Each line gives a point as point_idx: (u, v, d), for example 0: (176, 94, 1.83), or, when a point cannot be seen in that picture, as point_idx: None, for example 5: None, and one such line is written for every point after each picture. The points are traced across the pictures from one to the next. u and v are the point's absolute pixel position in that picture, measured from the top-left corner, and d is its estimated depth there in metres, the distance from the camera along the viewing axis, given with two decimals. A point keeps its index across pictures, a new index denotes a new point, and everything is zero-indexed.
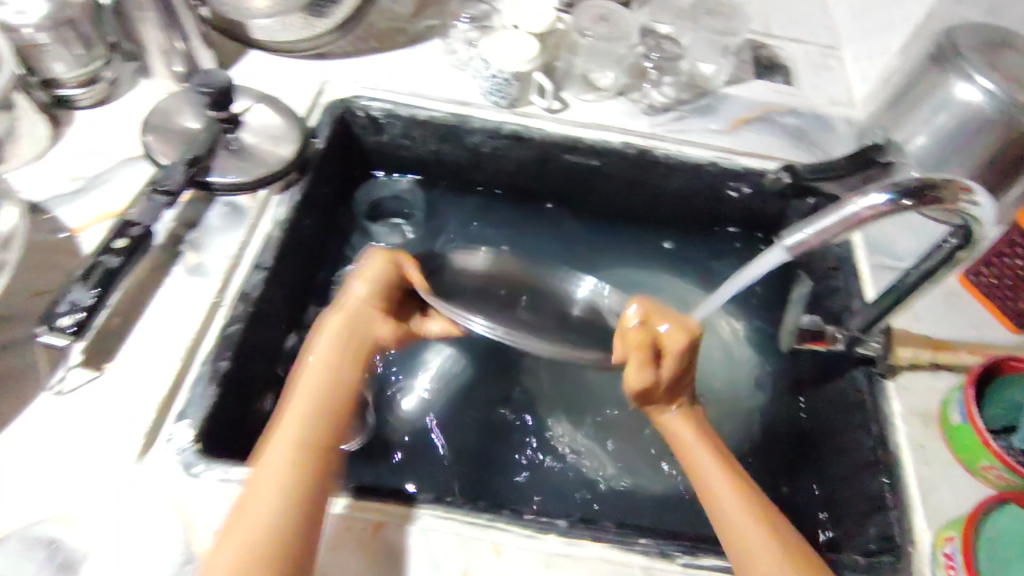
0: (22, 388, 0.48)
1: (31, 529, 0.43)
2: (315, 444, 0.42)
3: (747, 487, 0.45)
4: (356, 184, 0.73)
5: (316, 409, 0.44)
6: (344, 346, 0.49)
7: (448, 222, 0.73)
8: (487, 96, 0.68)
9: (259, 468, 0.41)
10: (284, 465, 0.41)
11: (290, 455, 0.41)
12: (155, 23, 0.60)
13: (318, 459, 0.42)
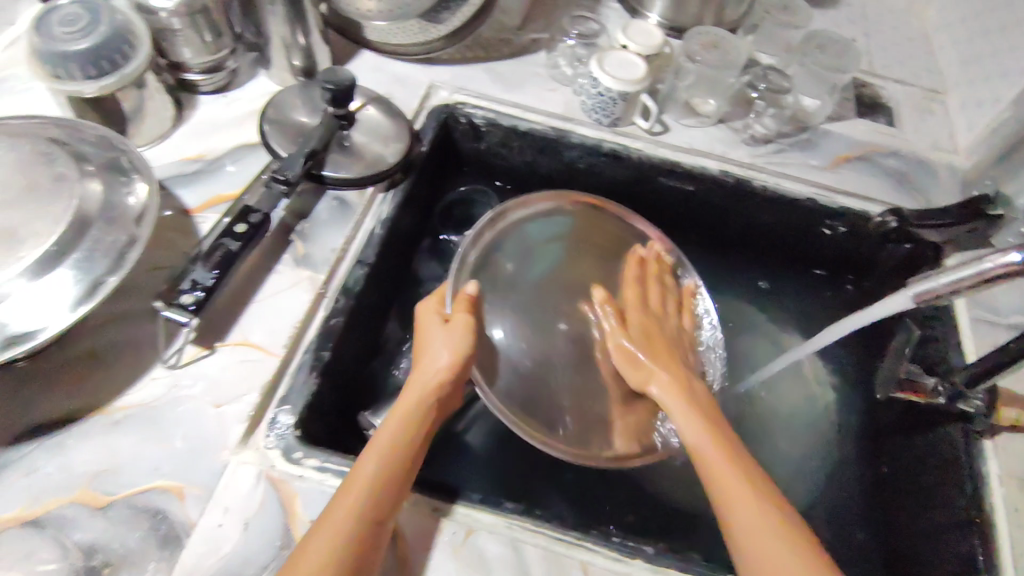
0: (139, 358, 0.50)
1: (140, 498, 0.44)
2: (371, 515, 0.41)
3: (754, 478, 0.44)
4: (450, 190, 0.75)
5: (385, 476, 0.43)
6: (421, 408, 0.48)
7: None
8: (589, 113, 0.69)
9: (316, 531, 0.40)
10: (339, 538, 0.39)
11: (349, 522, 0.40)
12: (281, 17, 0.62)
13: (369, 537, 0.40)
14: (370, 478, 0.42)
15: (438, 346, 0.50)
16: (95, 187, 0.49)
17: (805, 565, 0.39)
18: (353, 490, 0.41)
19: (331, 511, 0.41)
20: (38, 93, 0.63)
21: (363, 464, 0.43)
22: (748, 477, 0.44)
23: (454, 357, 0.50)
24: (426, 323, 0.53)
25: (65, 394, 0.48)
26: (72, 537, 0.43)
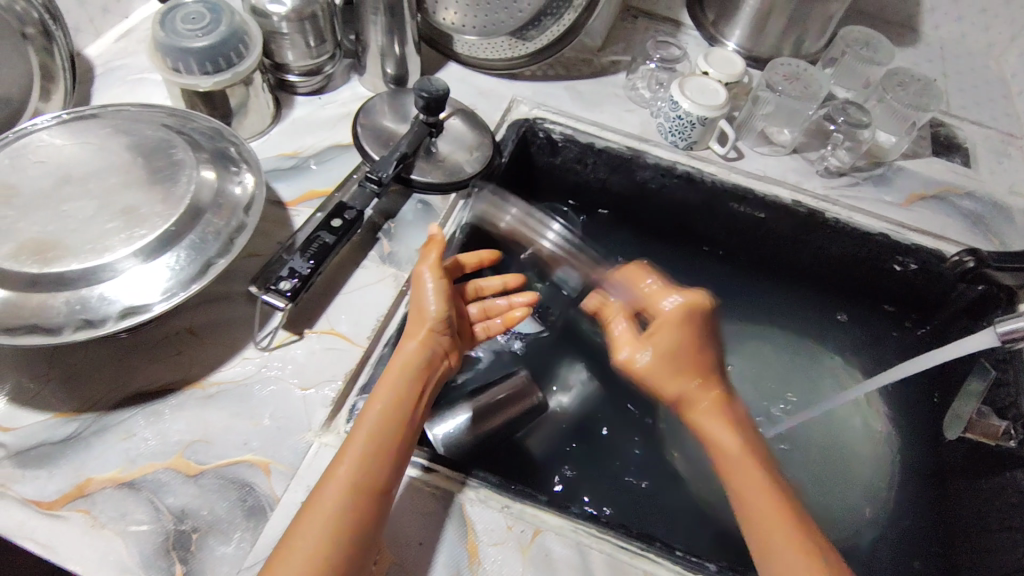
0: (236, 338, 0.53)
1: (228, 470, 0.47)
2: (366, 487, 0.42)
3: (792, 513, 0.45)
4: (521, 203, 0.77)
5: (377, 444, 0.44)
6: (412, 373, 0.48)
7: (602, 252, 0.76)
8: (666, 136, 0.71)
9: (307, 512, 0.40)
10: (331, 520, 0.40)
11: (338, 504, 0.40)
12: (382, 27, 0.65)
13: (364, 510, 0.41)
14: (356, 453, 0.43)
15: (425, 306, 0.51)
16: (209, 175, 0.52)
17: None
18: (343, 466, 0.42)
19: (320, 491, 0.41)
20: (149, 84, 0.67)
21: (354, 441, 0.43)
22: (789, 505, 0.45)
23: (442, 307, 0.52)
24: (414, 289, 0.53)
25: (166, 366, 0.51)
26: (165, 501, 0.45)
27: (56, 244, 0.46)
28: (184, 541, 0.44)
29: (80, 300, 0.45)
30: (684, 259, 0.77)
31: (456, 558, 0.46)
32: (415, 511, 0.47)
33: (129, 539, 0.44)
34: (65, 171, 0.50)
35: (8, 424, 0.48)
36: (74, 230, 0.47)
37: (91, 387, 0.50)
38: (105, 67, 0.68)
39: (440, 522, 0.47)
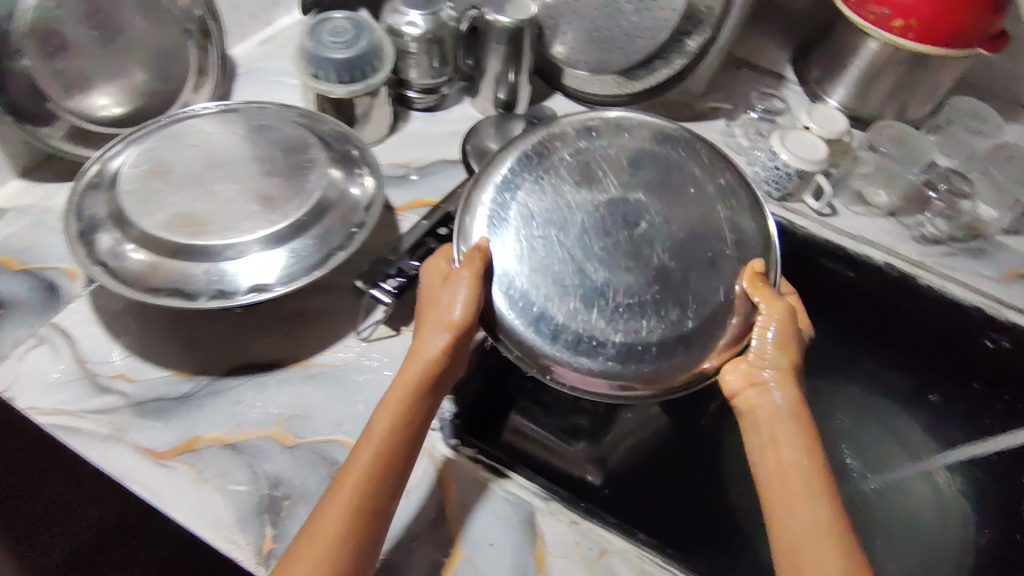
0: (342, 326, 0.57)
1: (321, 447, 0.50)
2: (366, 514, 0.41)
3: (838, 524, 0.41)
4: None
5: (380, 468, 0.42)
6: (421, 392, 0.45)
7: None
8: (761, 185, 0.72)
9: (310, 530, 0.40)
10: (333, 541, 0.40)
11: (339, 528, 0.40)
12: (501, 55, 0.70)
13: (367, 532, 0.41)
14: (359, 473, 0.42)
15: (442, 306, 0.47)
16: (336, 173, 0.57)
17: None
18: (343, 487, 0.41)
19: (323, 510, 0.41)
20: (283, 87, 0.73)
21: (360, 457, 0.42)
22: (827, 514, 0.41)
23: (461, 319, 0.46)
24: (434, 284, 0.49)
25: (274, 343, 0.55)
26: (262, 466, 0.49)
27: (200, 220, 0.51)
28: (275, 506, 0.47)
29: (216, 271, 0.50)
30: None
31: (523, 564, 0.47)
32: (488, 513, 0.49)
33: (228, 496, 0.47)
34: (212, 156, 0.56)
35: (133, 375, 0.52)
36: (215, 209, 0.52)
37: (208, 353, 0.54)
38: (246, 68, 0.75)
39: (511, 527, 0.49)
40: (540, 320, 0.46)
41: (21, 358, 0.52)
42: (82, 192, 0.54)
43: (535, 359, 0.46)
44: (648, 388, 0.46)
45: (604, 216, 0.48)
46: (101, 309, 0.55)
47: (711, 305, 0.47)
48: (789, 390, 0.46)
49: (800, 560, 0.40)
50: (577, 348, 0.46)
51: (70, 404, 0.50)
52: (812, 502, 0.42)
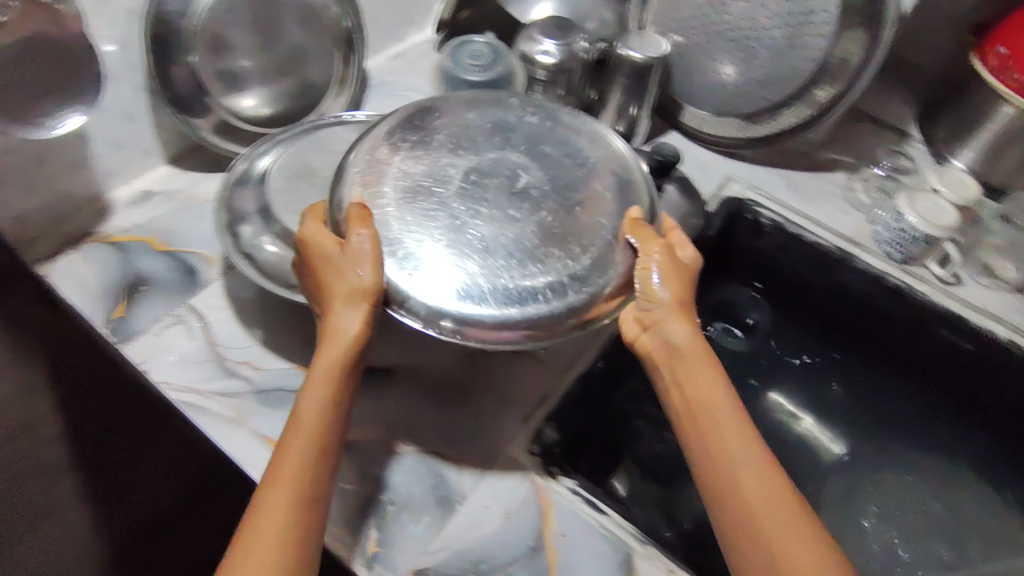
0: (452, 344, 0.58)
1: (428, 457, 0.51)
2: (304, 502, 0.38)
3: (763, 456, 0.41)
4: (726, 280, 0.78)
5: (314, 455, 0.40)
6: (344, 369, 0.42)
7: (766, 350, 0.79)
8: (881, 244, 0.71)
9: (244, 541, 0.37)
10: (278, 548, 0.36)
11: (281, 533, 0.37)
12: (626, 89, 0.70)
13: (311, 519, 0.38)
14: (292, 471, 0.39)
15: (348, 276, 0.43)
16: None
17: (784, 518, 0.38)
18: (278, 490, 0.38)
19: (259, 521, 0.37)
20: (411, 101, 0.76)
21: (290, 455, 0.39)
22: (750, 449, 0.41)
23: (367, 284, 0.43)
24: (325, 251, 0.44)
25: (391, 349, 0.57)
26: (371, 468, 0.50)
27: None
28: (381, 509, 0.48)
29: None
30: (870, 375, 0.75)
31: None
32: (585, 548, 0.49)
33: (336, 493, 0.49)
34: None
35: (258, 363, 0.55)
36: None
37: (324, 351, 0.56)
38: (377, 79, 0.78)
39: (606, 566, 0.48)
40: (434, 275, 0.44)
41: (158, 334, 0.55)
42: (231, 185, 0.57)
43: (421, 307, 0.44)
44: (534, 340, 0.44)
45: (479, 173, 0.49)
46: (232, 296, 0.58)
47: (590, 257, 0.46)
48: (684, 323, 0.46)
49: (729, 496, 0.40)
50: (458, 286, 0.44)
51: (198, 383, 0.53)
52: (733, 432, 0.42)
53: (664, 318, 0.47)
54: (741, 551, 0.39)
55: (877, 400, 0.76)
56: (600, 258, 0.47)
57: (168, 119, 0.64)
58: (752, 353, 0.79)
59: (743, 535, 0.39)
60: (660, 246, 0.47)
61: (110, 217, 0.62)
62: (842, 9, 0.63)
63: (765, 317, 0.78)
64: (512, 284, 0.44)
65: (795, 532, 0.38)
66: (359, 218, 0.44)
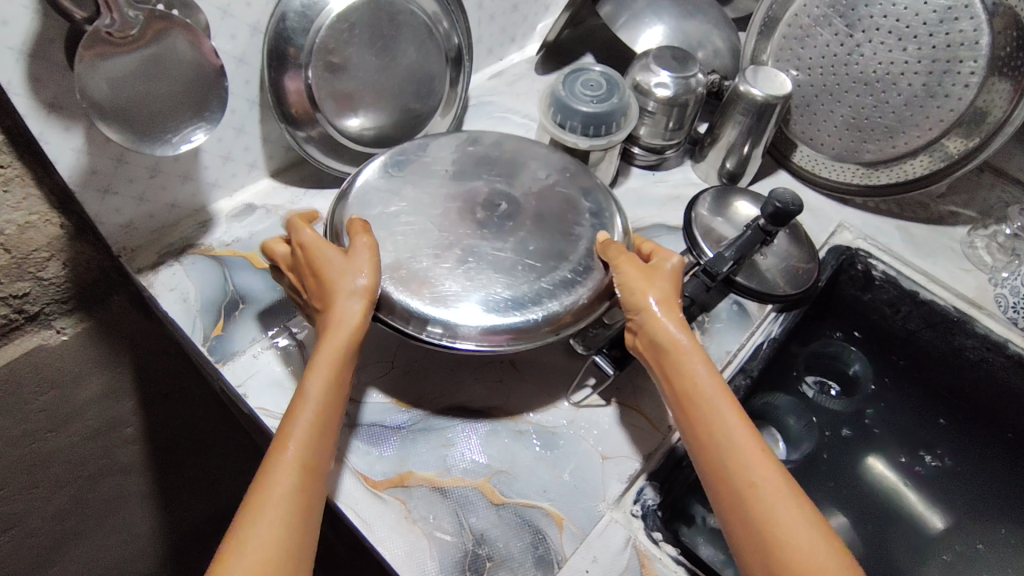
0: (555, 389, 0.56)
1: (526, 511, 0.49)
2: (302, 472, 0.40)
3: (758, 436, 0.44)
4: (824, 330, 0.73)
5: (314, 431, 0.42)
6: (341, 351, 0.45)
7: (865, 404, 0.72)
8: (1006, 310, 0.66)
9: (255, 503, 0.38)
10: (290, 507, 0.39)
11: (293, 493, 0.39)
12: (742, 125, 0.68)
13: (311, 490, 0.40)
14: (302, 437, 0.41)
15: (349, 277, 0.46)
16: (586, 229, 0.56)
17: (784, 493, 0.41)
18: (288, 461, 0.40)
19: (272, 485, 0.39)
20: (510, 123, 0.75)
21: (298, 427, 0.42)
22: (748, 434, 0.44)
23: (368, 286, 0.46)
24: (324, 251, 0.47)
25: (487, 389, 0.55)
26: (468, 519, 0.48)
27: (454, 252, 0.52)
28: (478, 565, 0.46)
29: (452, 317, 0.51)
30: (980, 451, 0.68)
31: None
32: None
33: (433, 542, 0.47)
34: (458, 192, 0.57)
35: (355, 393, 0.53)
36: (466, 244, 0.53)
37: (425, 386, 0.55)
38: (477, 99, 0.78)
39: None
40: (440, 292, 0.50)
41: (257, 356, 0.54)
42: (337, 209, 0.56)
43: (411, 313, 0.50)
44: (513, 343, 0.50)
45: (484, 215, 0.55)
46: None
47: (558, 276, 0.52)
48: (673, 322, 0.49)
49: (733, 483, 0.43)
50: (442, 297, 0.50)
51: None
52: (720, 414, 0.45)
53: (654, 322, 0.50)
54: (745, 533, 0.41)
55: (981, 478, 0.68)
56: (566, 280, 0.52)
57: (275, 132, 0.63)
58: (854, 409, 0.71)
59: (736, 511, 0.42)
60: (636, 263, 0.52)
61: (212, 229, 0.62)
62: (990, 60, 0.60)
63: (863, 374, 0.73)
64: (491, 297, 0.50)
65: (780, 496, 0.41)
66: (361, 229, 0.49)
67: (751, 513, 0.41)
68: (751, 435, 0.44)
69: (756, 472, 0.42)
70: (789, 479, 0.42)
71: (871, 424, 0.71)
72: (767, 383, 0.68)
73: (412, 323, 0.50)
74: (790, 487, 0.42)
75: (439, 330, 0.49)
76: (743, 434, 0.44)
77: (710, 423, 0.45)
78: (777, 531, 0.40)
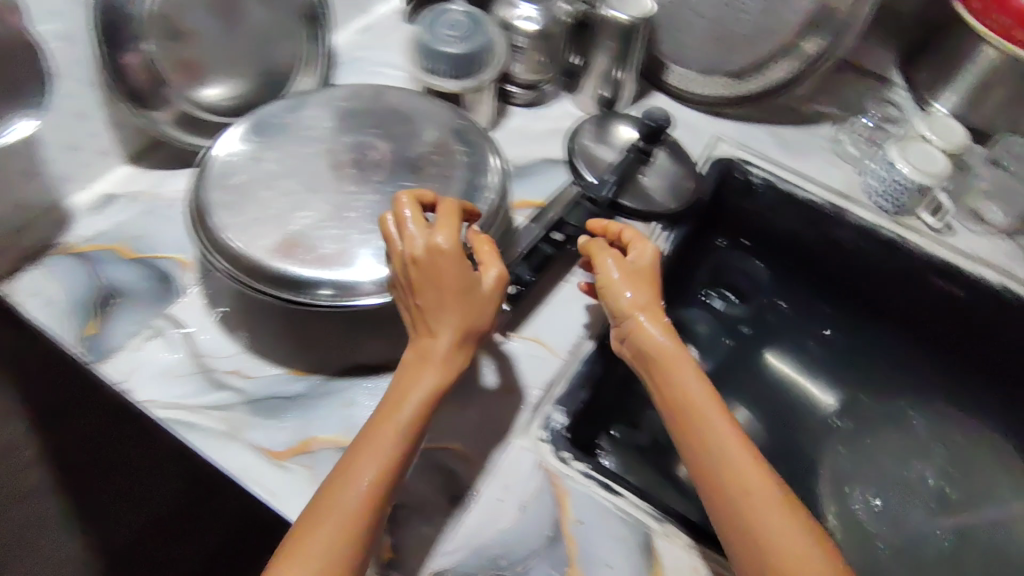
0: None
1: (436, 455, 0.50)
2: (365, 519, 0.39)
3: (749, 446, 0.43)
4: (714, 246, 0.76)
5: (383, 475, 0.40)
6: (430, 396, 0.42)
7: (761, 306, 0.75)
8: (872, 197, 0.70)
9: (302, 547, 0.38)
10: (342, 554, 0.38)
11: (348, 542, 0.38)
12: (611, 52, 0.69)
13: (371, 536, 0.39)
14: (365, 483, 0.39)
15: (470, 319, 0.44)
16: (462, 172, 0.56)
17: (779, 504, 0.40)
18: (353, 498, 0.39)
19: (321, 530, 0.38)
20: (383, 77, 0.73)
21: (369, 462, 0.40)
22: (739, 445, 0.43)
23: (470, 330, 0.44)
24: (458, 276, 0.44)
25: (384, 345, 0.55)
26: None
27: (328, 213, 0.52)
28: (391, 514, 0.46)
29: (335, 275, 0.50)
30: (864, 331, 0.74)
31: None
32: (606, 534, 0.48)
33: None
34: (328, 152, 0.56)
35: (250, 369, 0.52)
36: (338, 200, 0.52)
37: (319, 351, 0.54)
38: (347, 55, 0.75)
39: (629, 552, 0.47)
40: (321, 256, 0.50)
41: (137, 349, 0.52)
42: (202, 183, 0.53)
43: (295, 281, 0.49)
44: None
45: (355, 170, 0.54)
46: (212, 302, 0.56)
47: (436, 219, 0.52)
48: (658, 325, 0.48)
49: (729, 495, 0.41)
50: (321, 260, 0.49)
51: (186, 399, 0.50)
52: (709, 424, 0.43)
53: (639, 329, 0.48)
54: (739, 547, 0.40)
55: (868, 355, 0.73)
56: None
57: (124, 114, 0.60)
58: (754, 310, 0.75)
59: (730, 523, 0.41)
60: (621, 262, 0.51)
61: (71, 226, 0.58)
62: None
63: (757, 281, 0.76)
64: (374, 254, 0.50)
65: (772, 506, 0.40)
66: (489, 258, 0.47)
67: (748, 525, 0.40)
68: (740, 444, 0.43)
69: (752, 483, 0.41)
70: (784, 489, 0.41)
71: (769, 321, 0.75)
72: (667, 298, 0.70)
73: (296, 294, 0.49)
74: (785, 498, 0.41)
75: (328, 290, 0.49)
76: (735, 447, 0.42)
77: (699, 434, 0.43)
78: (771, 539, 0.39)
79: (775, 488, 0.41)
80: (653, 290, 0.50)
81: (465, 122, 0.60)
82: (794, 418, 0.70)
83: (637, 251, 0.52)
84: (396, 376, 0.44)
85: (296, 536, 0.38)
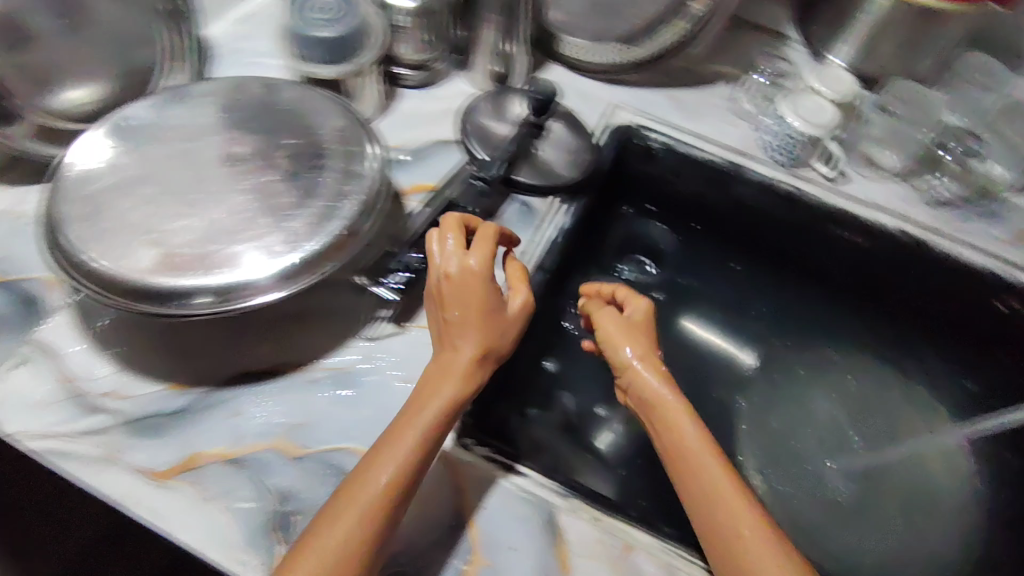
0: (343, 330, 0.55)
1: (330, 455, 0.48)
2: (376, 521, 0.39)
3: (747, 491, 0.41)
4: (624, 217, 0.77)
5: (402, 476, 0.41)
6: (451, 404, 0.44)
7: (674, 271, 0.76)
8: (769, 152, 0.70)
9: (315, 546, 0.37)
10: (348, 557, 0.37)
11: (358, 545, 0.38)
12: (495, 25, 0.67)
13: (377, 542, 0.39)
14: (382, 482, 0.40)
15: (493, 335, 0.47)
16: (336, 161, 0.54)
17: (774, 548, 0.38)
18: (366, 499, 0.39)
19: (334, 532, 0.38)
20: (265, 67, 0.70)
21: (388, 461, 0.41)
22: (734, 487, 0.41)
23: (493, 350, 0.47)
24: (483, 295, 0.47)
25: (272, 348, 0.53)
26: (267, 481, 0.46)
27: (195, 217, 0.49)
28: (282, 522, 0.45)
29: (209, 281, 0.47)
30: (774, 285, 0.75)
31: (546, 565, 0.45)
32: (508, 516, 0.47)
33: (231, 515, 0.44)
34: (193, 153, 0.53)
35: (129, 388, 0.50)
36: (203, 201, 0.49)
37: (202, 361, 0.52)
38: (225, 47, 0.71)
39: (532, 532, 0.47)
40: (187, 261, 0.47)
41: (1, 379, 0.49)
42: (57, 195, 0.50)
43: (165, 295, 0.46)
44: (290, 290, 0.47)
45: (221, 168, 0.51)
46: (84, 321, 0.52)
47: (311, 212, 0.50)
48: (655, 373, 0.47)
49: (725, 540, 0.39)
50: (188, 267, 0.47)
51: (57, 426, 0.47)
52: (704, 468, 0.42)
53: (635, 378, 0.48)
54: None
55: (779, 310, 0.75)
56: (321, 212, 0.51)
57: None
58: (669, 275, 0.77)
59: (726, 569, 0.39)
60: (615, 318, 0.51)
61: None
62: None
63: (669, 245, 0.77)
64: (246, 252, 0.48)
65: (766, 553, 0.38)
66: (520, 281, 0.50)
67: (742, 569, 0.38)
68: (733, 485, 0.41)
69: (746, 526, 0.39)
70: (783, 537, 0.39)
71: (683, 286, 0.76)
72: (576, 272, 0.71)
73: (165, 306, 0.46)
74: (783, 545, 0.38)
75: (208, 298, 0.46)
76: (730, 490, 0.41)
77: (693, 476, 0.42)
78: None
79: (774, 535, 0.39)
80: (650, 340, 0.50)
81: (341, 109, 0.58)
82: (710, 378, 0.71)
83: (632, 308, 0.52)
84: (418, 386, 0.46)
85: (308, 536, 0.38)
